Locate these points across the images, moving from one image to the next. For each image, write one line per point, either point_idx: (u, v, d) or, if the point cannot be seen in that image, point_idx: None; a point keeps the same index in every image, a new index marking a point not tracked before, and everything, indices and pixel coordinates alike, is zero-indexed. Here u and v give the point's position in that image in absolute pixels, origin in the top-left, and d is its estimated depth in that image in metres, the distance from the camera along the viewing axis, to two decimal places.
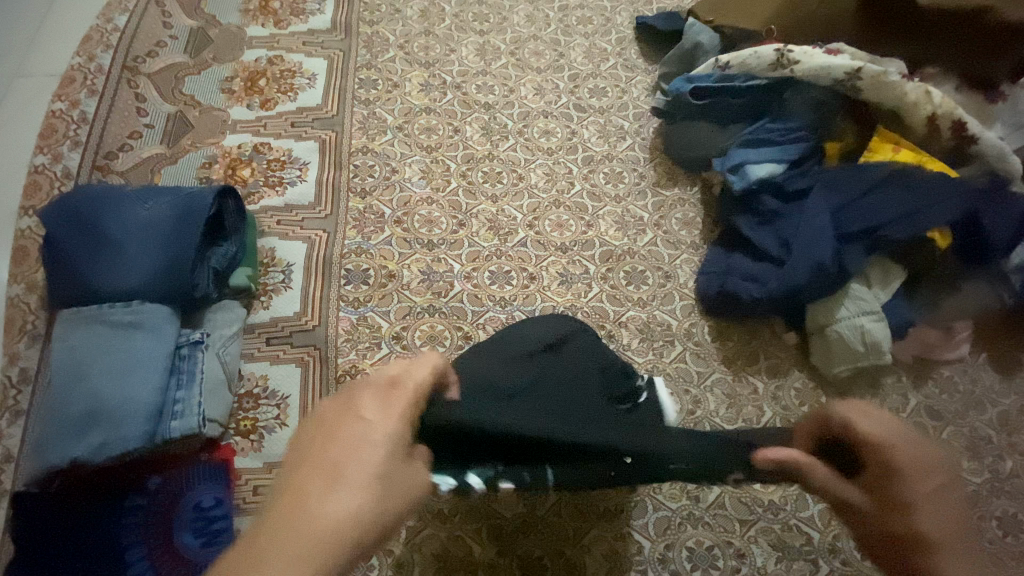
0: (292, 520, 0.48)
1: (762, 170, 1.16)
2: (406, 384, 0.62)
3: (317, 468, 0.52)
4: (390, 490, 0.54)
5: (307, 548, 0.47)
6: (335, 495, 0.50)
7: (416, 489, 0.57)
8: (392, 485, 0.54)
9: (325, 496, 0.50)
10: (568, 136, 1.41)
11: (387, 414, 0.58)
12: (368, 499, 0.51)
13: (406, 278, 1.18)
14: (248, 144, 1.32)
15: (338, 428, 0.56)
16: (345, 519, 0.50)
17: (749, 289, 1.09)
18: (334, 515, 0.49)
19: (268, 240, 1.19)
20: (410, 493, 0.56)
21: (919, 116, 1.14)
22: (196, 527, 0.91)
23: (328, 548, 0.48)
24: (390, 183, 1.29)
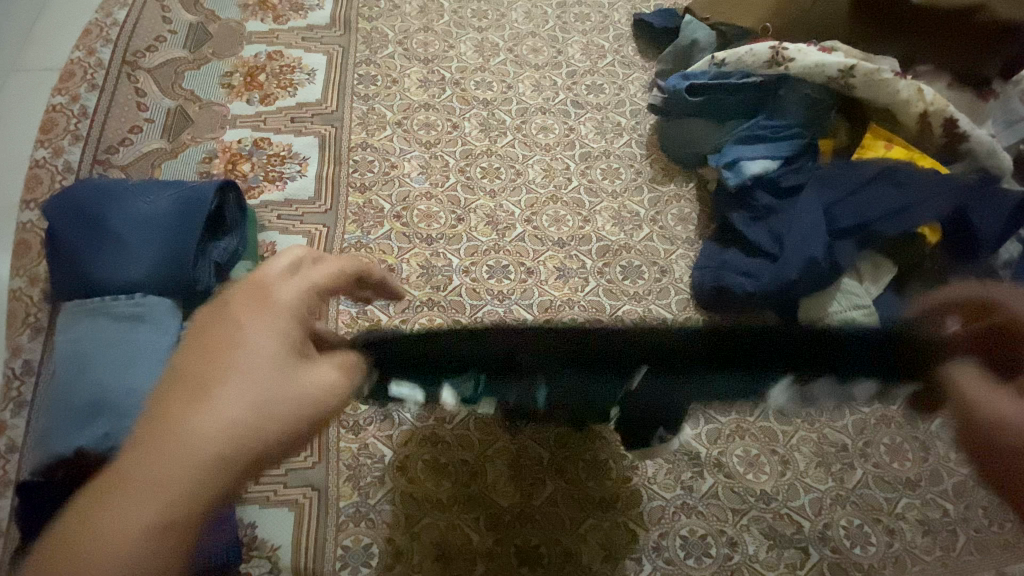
0: (157, 437, 0.42)
1: (756, 166, 1.19)
2: (302, 281, 0.54)
3: (186, 381, 0.45)
4: (279, 396, 0.47)
5: (176, 469, 0.41)
6: (206, 411, 0.43)
7: (318, 391, 0.50)
8: (282, 392, 0.47)
9: (193, 413, 0.43)
10: (566, 132, 1.43)
11: (269, 317, 0.50)
12: (253, 403, 0.45)
13: (405, 273, 1.19)
14: (248, 139, 1.33)
15: (206, 335, 0.47)
16: (219, 437, 0.43)
17: (743, 284, 1.11)
18: (203, 432, 0.42)
19: (269, 234, 1.20)
20: (309, 397, 0.49)
21: (911, 112, 1.16)
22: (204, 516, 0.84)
23: (201, 470, 0.41)
24: (389, 179, 1.31)
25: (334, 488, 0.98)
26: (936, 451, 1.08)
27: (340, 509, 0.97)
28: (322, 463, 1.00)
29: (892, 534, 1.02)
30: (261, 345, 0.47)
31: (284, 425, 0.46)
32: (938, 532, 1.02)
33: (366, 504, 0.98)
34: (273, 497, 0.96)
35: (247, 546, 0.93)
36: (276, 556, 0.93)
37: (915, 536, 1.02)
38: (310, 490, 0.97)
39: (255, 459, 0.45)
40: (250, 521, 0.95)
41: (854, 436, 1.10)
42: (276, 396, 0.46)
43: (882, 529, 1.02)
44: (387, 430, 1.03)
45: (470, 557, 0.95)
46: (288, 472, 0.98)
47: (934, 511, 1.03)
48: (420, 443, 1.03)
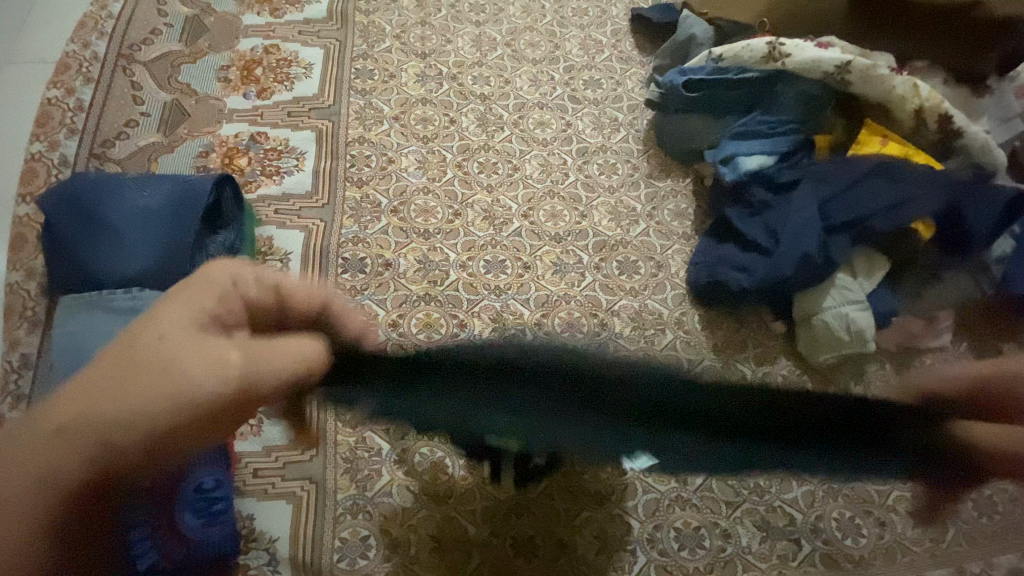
0: (73, 392, 0.44)
1: (752, 162, 1.20)
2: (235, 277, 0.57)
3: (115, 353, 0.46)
4: (189, 366, 0.46)
5: (75, 437, 0.42)
6: (118, 388, 0.44)
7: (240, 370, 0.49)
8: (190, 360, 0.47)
9: (106, 382, 0.44)
10: (563, 127, 1.43)
11: (186, 299, 0.52)
12: (163, 368, 0.45)
13: (403, 267, 1.19)
14: (245, 133, 1.33)
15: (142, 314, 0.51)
16: (75, 410, 0.43)
17: (739, 279, 1.12)
18: (109, 404, 0.43)
19: (266, 229, 1.20)
20: (227, 373, 0.48)
21: (907, 109, 1.17)
22: (197, 506, 0.87)
23: (46, 439, 0.42)
24: (386, 173, 1.31)
25: (332, 480, 0.99)
26: None
27: (338, 501, 0.98)
28: (320, 455, 1.01)
29: (884, 527, 1.03)
30: (155, 325, 0.47)
31: (158, 398, 0.44)
32: None
33: (363, 496, 0.98)
34: (271, 489, 0.97)
35: (245, 537, 0.94)
36: (274, 548, 0.94)
37: (906, 528, 1.03)
38: (309, 482, 0.99)
39: (124, 441, 0.43)
40: (249, 513, 0.96)
41: None
42: (139, 375, 0.45)
43: (874, 521, 1.03)
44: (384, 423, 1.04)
45: (468, 549, 0.96)
46: (285, 465, 1.00)
47: None
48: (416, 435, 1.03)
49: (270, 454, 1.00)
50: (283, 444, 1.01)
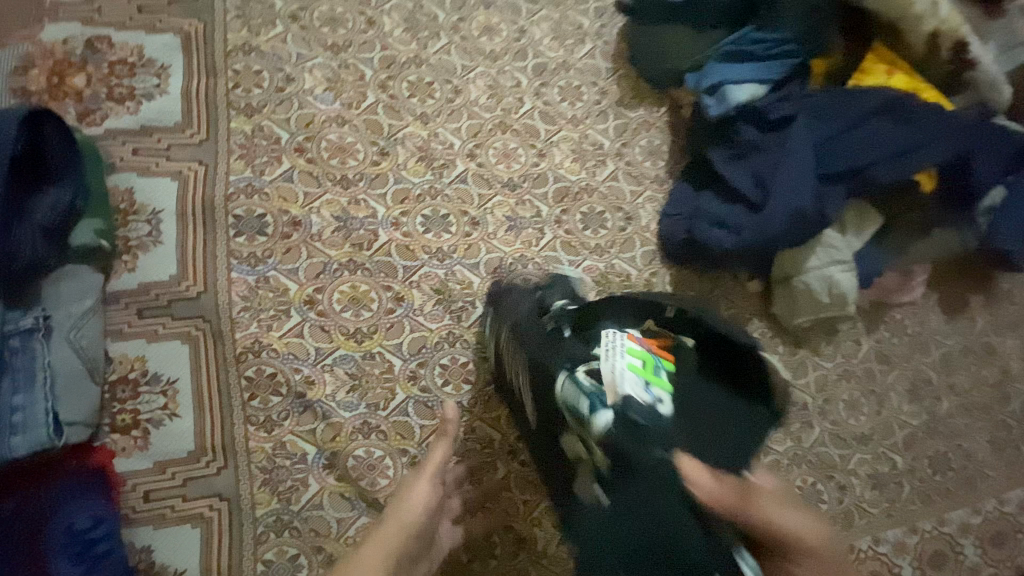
0: (391, 513, 0.64)
1: (742, 93, 1.00)
2: (426, 476, 0.68)
3: (406, 488, 0.67)
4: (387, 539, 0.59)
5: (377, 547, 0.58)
6: (413, 493, 0.66)
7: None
8: (423, 491, 0.66)
9: (411, 485, 0.67)
10: (515, 35, 1.14)
11: (391, 518, 0.63)
12: (425, 493, 0.66)
13: (316, 226, 0.95)
14: (79, 38, 0.97)
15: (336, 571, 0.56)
16: (413, 510, 0.64)
17: (719, 238, 0.97)
18: (395, 523, 0.62)
19: (123, 177, 0.91)
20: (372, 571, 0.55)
21: (922, 31, 0.98)
22: (72, 552, 0.74)
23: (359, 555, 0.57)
24: (284, 97, 1.00)
25: (248, 495, 0.83)
26: (889, 404, 1.07)
27: (257, 519, 0.82)
28: (230, 468, 0.83)
29: (843, 491, 1.01)
30: (380, 535, 0.60)
31: (411, 513, 0.63)
32: (886, 485, 1.02)
33: (289, 511, 0.83)
34: (170, 514, 0.80)
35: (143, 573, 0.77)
36: None
37: (865, 490, 1.01)
38: (218, 500, 0.82)
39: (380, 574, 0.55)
40: (145, 546, 0.78)
41: (816, 394, 1.05)
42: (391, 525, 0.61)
43: (834, 485, 1.01)
44: (309, 424, 0.87)
45: (511, 547, 0.87)
46: (185, 483, 0.82)
47: (883, 464, 1.04)
48: (350, 435, 0.87)
49: (163, 470, 0.82)
50: (182, 459, 0.82)
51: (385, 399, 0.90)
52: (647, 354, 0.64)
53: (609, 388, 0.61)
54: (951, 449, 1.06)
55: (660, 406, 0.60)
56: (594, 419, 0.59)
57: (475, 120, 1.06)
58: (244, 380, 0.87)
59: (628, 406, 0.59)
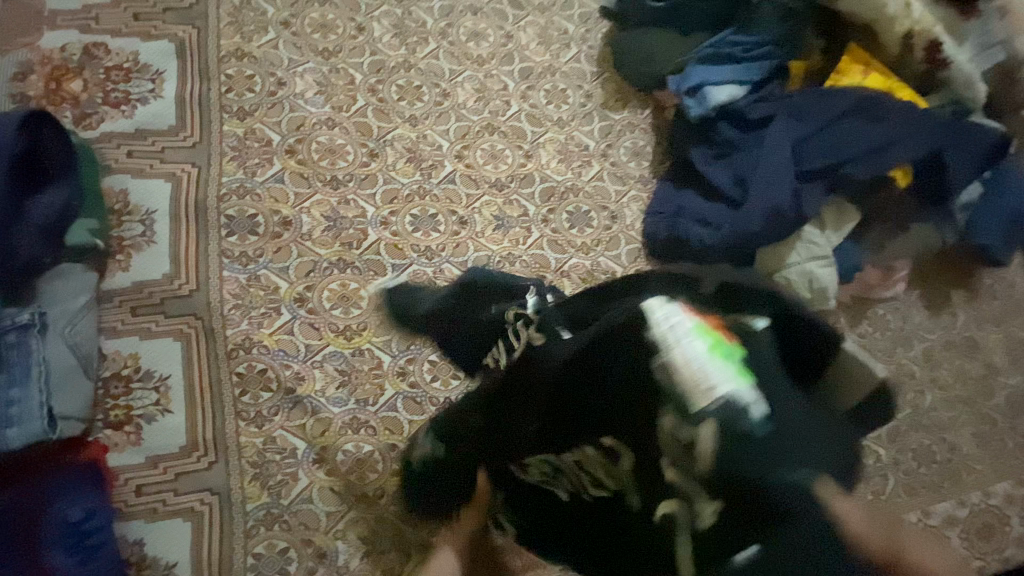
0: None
1: (722, 94, 1.03)
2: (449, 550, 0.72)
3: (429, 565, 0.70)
4: None
5: None
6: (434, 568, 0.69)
7: None
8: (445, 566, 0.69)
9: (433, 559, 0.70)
10: (502, 40, 1.17)
11: None
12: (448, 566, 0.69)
13: (306, 226, 0.97)
14: (76, 44, 1.00)
15: None
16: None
17: (700, 234, 0.99)
18: None
19: (118, 179, 0.93)
20: None
21: (895, 32, 1.01)
22: (68, 544, 0.75)
23: None
24: (276, 100, 1.03)
25: (239, 489, 0.84)
26: None
27: (247, 513, 0.83)
28: (221, 462, 0.84)
29: None
30: None
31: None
32: (870, 477, 1.04)
33: (279, 505, 0.84)
34: (161, 508, 0.81)
35: (135, 566, 0.78)
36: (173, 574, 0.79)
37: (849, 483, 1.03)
38: (209, 494, 0.83)
39: None
40: (137, 539, 0.80)
41: None
42: None
43: None
44: (298, 420, 0.88)
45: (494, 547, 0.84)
46: (176, 478, 0.83)
47: (868, 457, 1.05)
48: (339, 430, 0.89)
49: (155, 465, 0.83)
50: (174, 454, 0.84)
51: (374, 395, 0.91)
52: (714, 330, 0.41)
53: (695, 389, 0.39)
54: (936, 442, 1.07)
55: (757, 401, 0.38)
56: (699, 450, 0.39)
57: (463, 123, 1.09)
58: (236, 375, 0.88)
59: (736, 417, 0.38)
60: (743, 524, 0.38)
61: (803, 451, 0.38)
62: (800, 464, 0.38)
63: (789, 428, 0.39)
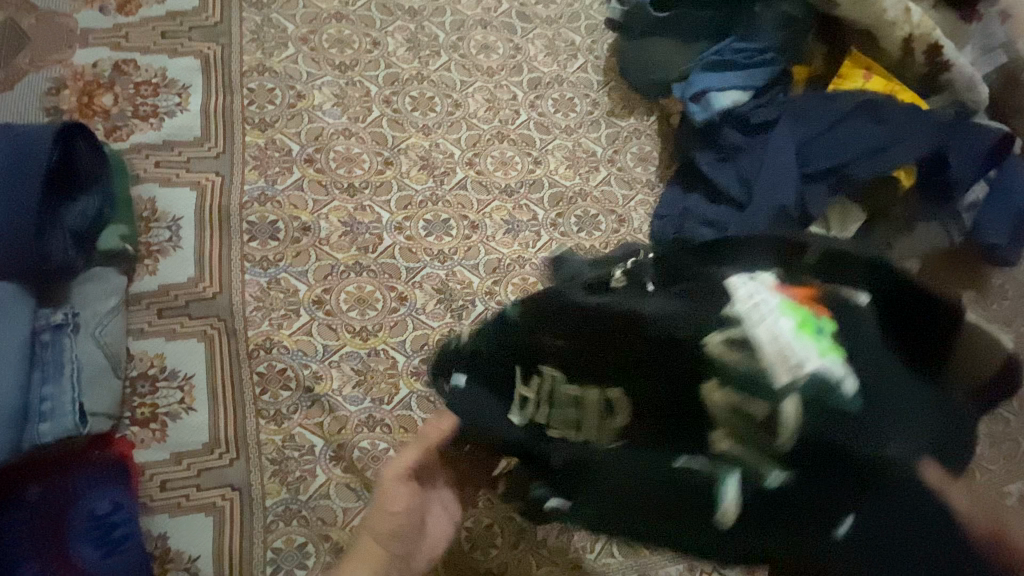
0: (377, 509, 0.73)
1: (726, 99, 1.06)
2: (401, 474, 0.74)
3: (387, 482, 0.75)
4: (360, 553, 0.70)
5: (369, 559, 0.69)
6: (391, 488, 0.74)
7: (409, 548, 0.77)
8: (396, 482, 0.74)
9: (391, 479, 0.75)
10: (511, 52, 1.21)
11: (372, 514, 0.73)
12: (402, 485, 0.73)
13: (324, 231, 1.01)
14: (107, 61, 1.05)
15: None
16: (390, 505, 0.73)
17: (706, 234, 0.99)
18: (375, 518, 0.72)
19: (146, 188, 0.98)
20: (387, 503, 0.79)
21: (895, 36, 1.04)
22: (94, 535, 0.78)
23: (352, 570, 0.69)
24: (296, 112, 1.08)
25: (259, 485, 0.86)
26: None
27: (267, 508, 0.85)
28: (242, 459, 0.87)
29: None
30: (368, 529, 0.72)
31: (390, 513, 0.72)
32: None
33: (297, 501, 0.86)
34: (185, 503, 0.84)
35: (159, 559, 0.81)
36: (196, 568, 0.81)
37: None
38: (231, 490, 0.85)
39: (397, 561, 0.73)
40: (161, 533, 0.82)
41: None
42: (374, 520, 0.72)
43: None
44: (316, 417, 0.91)
45: (512, 535, 0.87)
46: (199, 474, 0.85)
47: None
48: (355, 428, 0.91)
49: (179, 461, 0.86)
50: (197, 450, 0.86)
51: (389, 394, 0.93)
52: (803, 310, 0.50)
53: (777, 364, 0.47)
54: None
55: (848, 382, 0.47)
56: (776, 419, 0.47)
57: (474, 131, 1.13)
58: (256, 375, 0.91)
59: (818, 391, 0.47)
60: (825, 474, 0.48)
61: (887, 424, 0.48)
62: (868, 431, 0.47)
63: (865, 403, 0.47)
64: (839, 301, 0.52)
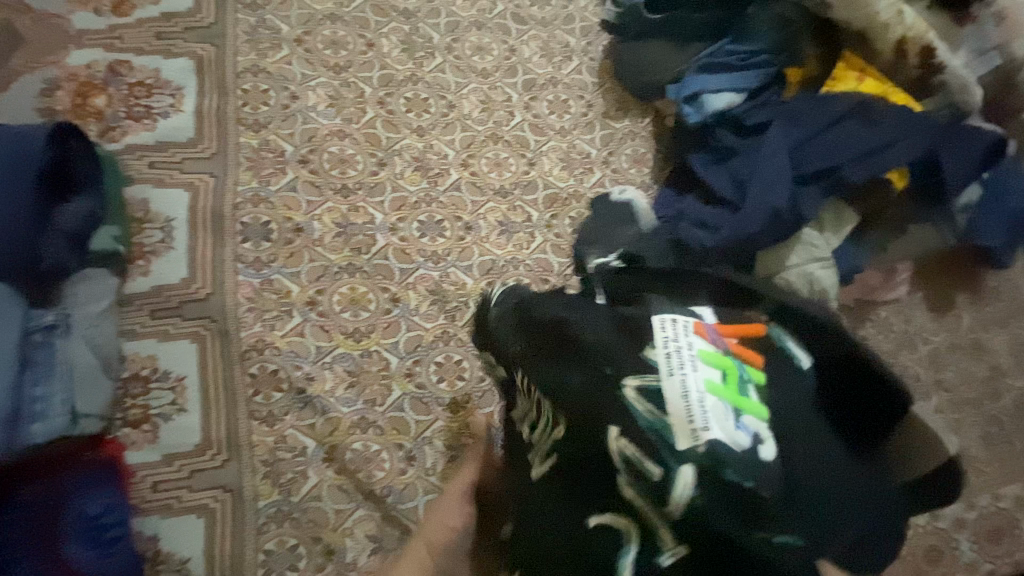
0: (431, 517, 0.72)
1: (720, 101, 1.06)
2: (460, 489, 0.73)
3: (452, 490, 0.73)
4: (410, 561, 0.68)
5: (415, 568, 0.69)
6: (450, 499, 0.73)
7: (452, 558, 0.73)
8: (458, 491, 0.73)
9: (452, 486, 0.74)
10: (506, 54, 1.21)
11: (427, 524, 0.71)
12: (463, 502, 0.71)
13: (317, 232, 1.01)
14: (101, 62, 1.05)
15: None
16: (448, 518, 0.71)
17: (700, 238, 0.97)
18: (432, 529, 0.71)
19: (140, 189, 0.98)
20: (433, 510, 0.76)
21: (889, 39, 1.04)
22: (88, 536, 0.77)
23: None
24: (290, 113, 1.08)
25: (251, 486, 0.86)
26: None
27: (259, 510, 0.85)
28: (234, 460, 0.87)
29: None
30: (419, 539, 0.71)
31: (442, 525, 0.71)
32: None
33: (289, 502, 0.86)
34: (176, 504, 0.84)
35: (151, 561, 0.81)
36: (187, 569, 0.81)
37: None
38: (223, 491, 0.85)
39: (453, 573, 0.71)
40: (152, 534, 0.82)
41: None
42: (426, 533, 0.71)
43: None
44: (308, 419, 0.90)
45: None
46: (191, 475, 0.85)
47: None
48: (348, 429, 0.91)
49: (171, 462, 0.86)
50: (189, 452, 0.86)
51: (381, 396, 0.93)
52: (725, 362, 0.47)
53: (681, 424, 0.44)
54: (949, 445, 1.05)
55: (760, 446, 0.44)
56: (670, 488, 0.43)
57: (468, 132, 1.13)
58: (249, 376, 0.91)
59: (720, 457, 0.43)
60: (722, 567, 0.42)
61: (801, 509, 0.44)
62: (773, 517, 0.43)
63: (773, 485, 0.44)
64: (773, 364, 0.50)
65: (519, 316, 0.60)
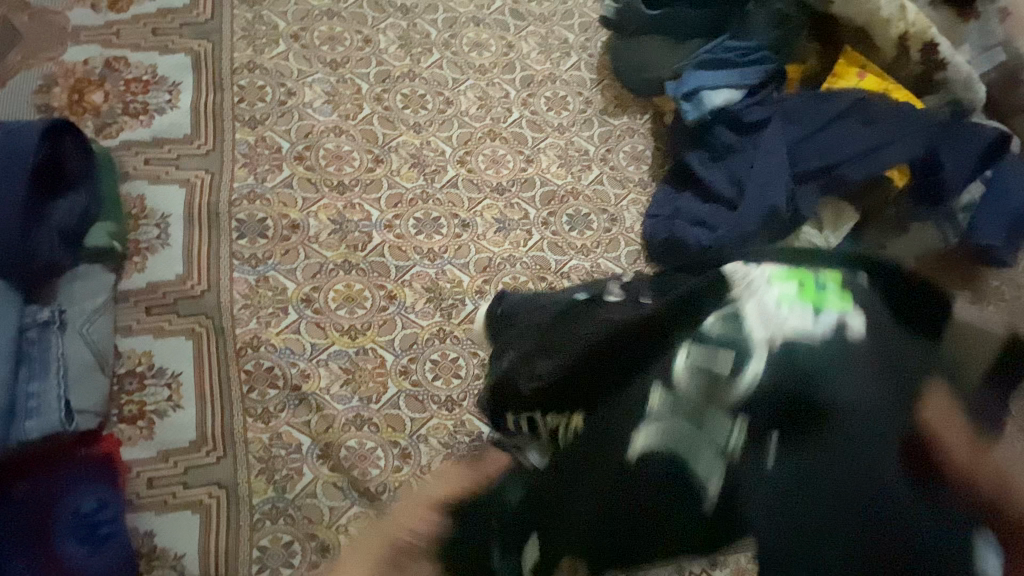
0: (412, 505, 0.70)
1: (718, 98, 1.05)
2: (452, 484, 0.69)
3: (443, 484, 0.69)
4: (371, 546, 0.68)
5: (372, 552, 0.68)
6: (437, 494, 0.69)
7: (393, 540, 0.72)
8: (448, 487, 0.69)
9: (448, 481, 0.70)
10: (504, 50, 1.21)
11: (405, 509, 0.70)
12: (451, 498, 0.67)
13: (313, 229, 1.00)
14: (98, 58, 1.05)
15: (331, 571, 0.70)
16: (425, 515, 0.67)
17: (698, 236, 0.98)
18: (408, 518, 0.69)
19: (135, 185, 0.98)
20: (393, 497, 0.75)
21: (890, 35, 1.03)
22: (80, 532, 0.78)
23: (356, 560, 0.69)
24: (286, 110, 1.07)
25: (246, 483, 0.86)
26: None
27: (253, 506, 0.85)
28: (229, 457, 0.87)
29: None
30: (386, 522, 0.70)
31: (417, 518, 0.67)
32: None
33: (283, 500, 0.86)
34: (171, 501, 0.84)
35: (145, 557, 0.80)
36: (182, 565, 0.81)
37: None
38: (217, 488, 0.85)
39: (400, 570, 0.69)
40: (146, 530, 0.82)
41: None
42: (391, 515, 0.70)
43: None
44: (303, 416, 0.90)
45: None
46: (186, 471, 0.85)
47: None
48: (342, 427, 0.91)
49: (166, 458, 0.86)
50: (184, 448, 0.86)
51: (376, 393, 0.93)
52: (798, 277, 0.53)
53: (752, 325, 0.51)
54: None
55: (842, 334, 0.49)
56: (740, 377, 0.49)
57: (465, 129, 1.12)
58: (244, 373, 0.91)
59: (789, 347, 0.49)
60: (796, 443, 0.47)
61: (869, 381, 0.47)
62: (847, 392, 0.47)
63: (849, 364, 0.48)
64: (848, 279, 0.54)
65: (553, 321, 0.70)
